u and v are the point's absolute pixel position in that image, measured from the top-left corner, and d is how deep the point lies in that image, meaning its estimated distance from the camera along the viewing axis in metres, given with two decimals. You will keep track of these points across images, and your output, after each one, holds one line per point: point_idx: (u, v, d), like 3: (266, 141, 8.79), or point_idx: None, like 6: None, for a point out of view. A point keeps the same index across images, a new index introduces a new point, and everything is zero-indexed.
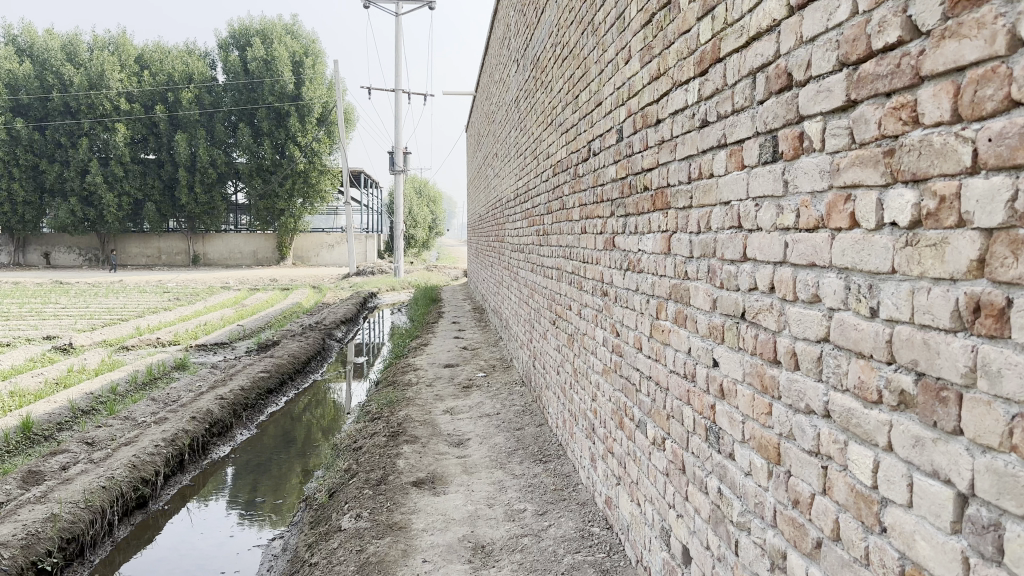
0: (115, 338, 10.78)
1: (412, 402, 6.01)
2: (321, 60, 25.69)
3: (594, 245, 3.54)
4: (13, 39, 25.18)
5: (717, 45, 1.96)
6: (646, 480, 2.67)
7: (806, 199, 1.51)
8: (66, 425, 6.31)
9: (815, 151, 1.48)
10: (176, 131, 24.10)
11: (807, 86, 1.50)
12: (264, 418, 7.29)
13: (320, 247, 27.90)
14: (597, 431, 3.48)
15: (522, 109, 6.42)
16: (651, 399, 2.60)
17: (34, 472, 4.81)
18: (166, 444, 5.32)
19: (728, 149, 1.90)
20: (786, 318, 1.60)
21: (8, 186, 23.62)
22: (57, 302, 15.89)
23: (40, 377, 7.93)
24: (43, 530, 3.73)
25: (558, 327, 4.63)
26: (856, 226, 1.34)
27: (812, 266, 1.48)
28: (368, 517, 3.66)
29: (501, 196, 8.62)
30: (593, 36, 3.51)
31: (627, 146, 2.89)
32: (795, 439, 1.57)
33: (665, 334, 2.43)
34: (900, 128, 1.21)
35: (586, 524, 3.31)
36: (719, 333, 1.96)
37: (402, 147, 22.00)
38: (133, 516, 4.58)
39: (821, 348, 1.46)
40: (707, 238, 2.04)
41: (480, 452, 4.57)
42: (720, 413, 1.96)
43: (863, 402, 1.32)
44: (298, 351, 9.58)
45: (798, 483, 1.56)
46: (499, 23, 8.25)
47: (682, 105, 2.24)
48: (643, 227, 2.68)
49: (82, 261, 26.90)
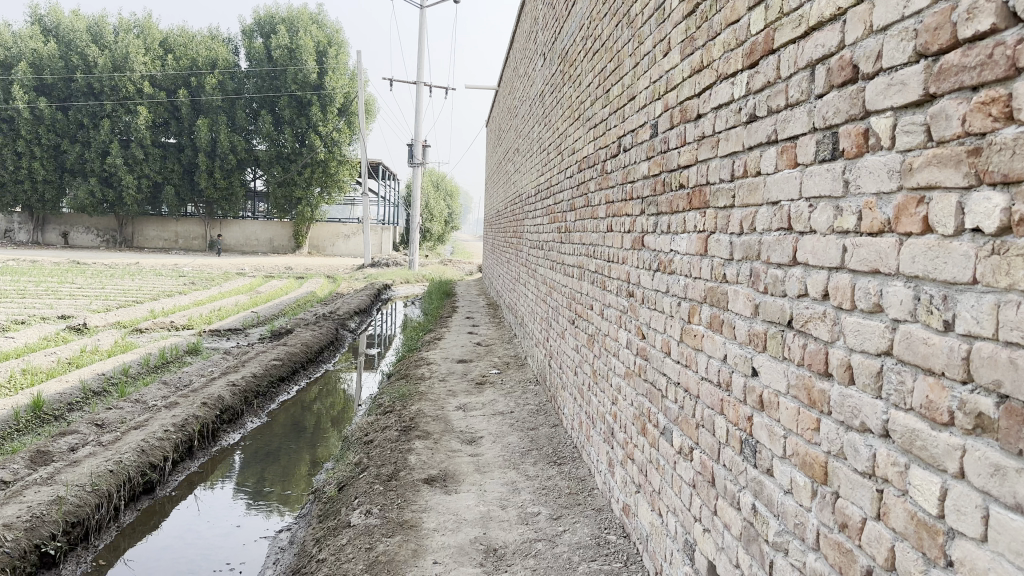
0: (129, 320, 10.76)
1: (425, 397, 5.93)
2: (344, 50, 25.66)
3: (620, 244, 3.43)
4: (39, 18, 25.24)
5: (771, 36, 1.85)
6: (669, 491, 2.57)
7: (870, 200, 1.40)
8: (77, 405, 6.28)
9: (883, 149, 1.37)
10: (198, 116, 24.16)
11: (876, 79, 1.39)
12: (276, 406, 7.24)
13: (336, 237, 27.87)
14: (616, 436, 3.37)
15: (547, 104, 6.32)
16: (680, 406, 2.49)
17: (43, 453, 4.76)
18: (175, 430, 5.26)
19: (780, 145, 1.79)
20: (840, 327, 1.49)
21: (28, 164, 23.75)
22: (74, 281, 15.93)
23: (52, 356, 7.90)
24: (48, 513, 3.66)
25: (577, 326, 4.53)
26: (929, 232, 1.23)
27: (875, 273, 1.37)
28: (378, 513, 3.58)
29: (521, 191, 8.49)
30: (628, 28, 3.41)
31: (662, 142, 2.78)
32: (845, 458, 1.46)
33: (698, 339, 2.32)
34: (988, 125, 1.10)
35: (601, 532, 3.20)
36: (761, 341, 1.85)
37: (422, 140, 21.92)
38: (140, 501, 4.53)
39: (881, 362, 1.35)
40: (750, 240, 1.93)
41: (493, 450, 4.48)
42: (758, 426, 1.86)
43: (930, 423, 1.21)
44: (311, 340, 9.51)
45: (847, 506, 1.45)
46: (527, 16, 8.11)
47: (727, 99, 2.13)
48: (678, 226, 2.57)
49: (100, 242, 27.04)
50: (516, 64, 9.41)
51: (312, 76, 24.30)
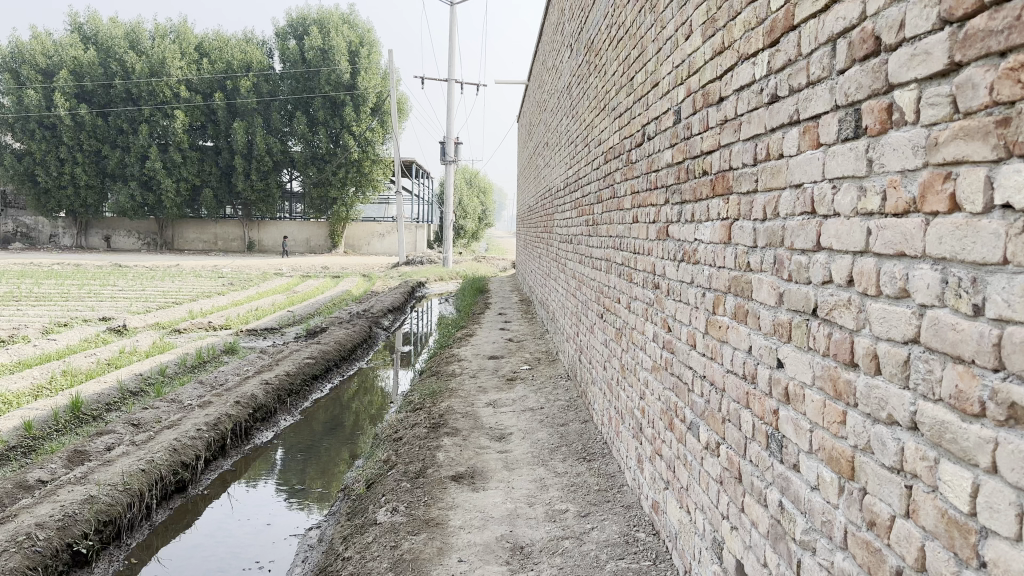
0: (168, 321, 10.93)
1: (455, 393, 5.91)
2: (376, 49, 25.79)
3: (646, 235, 3.36)
4: (79, 27, 25.75)
5: (791, 12, 1.77)
6: (697, 487, 2.49)
7: (894, 179, 1.32)
8: (115, 405, 6.38)
9: (907, 125, 1.29)
10: (234, 119, 24.50)
11: (899, 50, 1.30)
12: (309, 404, 7.28)
13: (371, 236, 28.05)
14: (644, 431, 3.30)
15: (574, 96, 6.26)
16: (706, 400, 2.41)
17: (80, 452, 4.84)
18: (208, 428, 5.32)
19: (802, 125, 1.71)
20: (866, 315, 1.41)
21: (71, 170, 24.31)
22: (116, 284, 16.24)
23: (92, 357, 8.05)
24: (80, 512, 3.71)
25: (605, 320, 4.47)
26: (957, 210, 1.15)
27: (901, 256, 1.30)
28: (404, 511, 3.56)
29: (551, 185, 8.41)
30: (650, 14, 3.33)
31: (685, 128, 2.71)
32: (873, 452, 1.38)
33: (722, 331, 2.24)
34: (1017, 93, 1.02)
35: (630, 529, 3.14)
36: (786, 331, 1.78)
37: (454, 137, 21.93)
38: (172, 500, 4.58)
39: (908, 350, 1.27)
40: (774, 226, 1.85)
41: (522, 447, 4.44)
42: (784, 419, 1.78)
43: (960, 414, 1.13)
44: (345, 338, 9.56)
45: (875, 503, 1.38)
46: (554, 9, 8.02)
47: (748, 80, 2.06)
48: (701, 214, 2.49)
49: (141, 244, 27.57)
50: (544, 57, 9.33)
51: (345, 76, 24.47)
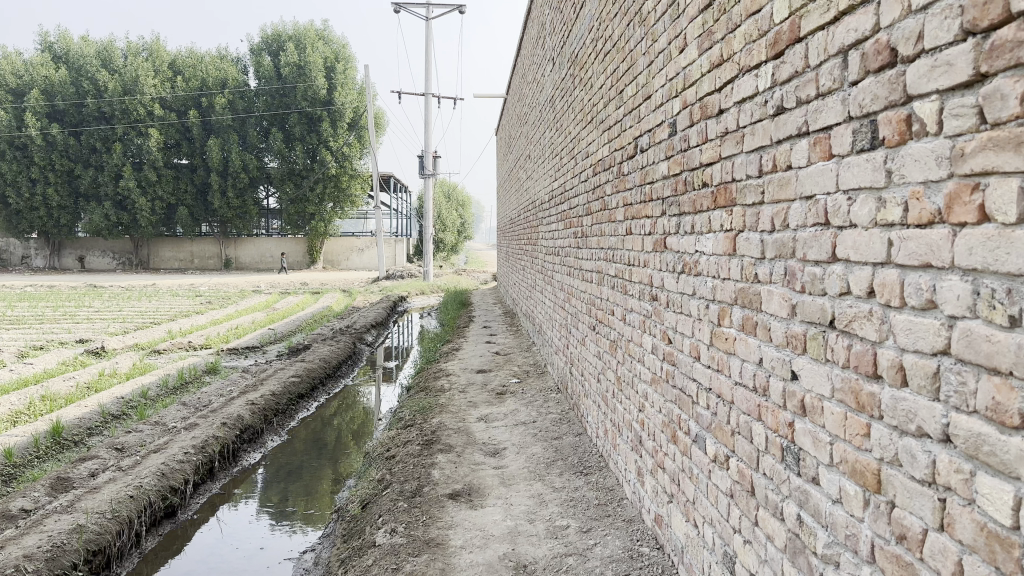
0: (147, 342, 10.77)
1: (446, 409, 5.85)
2: (352, 65, 25.75)
3: (641, 247, 3.35)
4: (49, 46, 25.39)
5: (797, 24, 1.77)
6: (705, 500, 2.47)
7: (916, 190, 1.31)
8: (97, 429, 6.25)
9: (929, 135, 1.29)
10: (209, 137, 24.31)
11: (918, 61, 1.30)
12: (296, 424, 7.19)
13: (349, 251, 27.90)
14: (644, 444, 3.28)
15: (558, 108, 6.27)
16: (712, 412, 2.40)
17: (63, 479, 4.73)
18: (196, 451, 5.22)
19: (812, 137, 1.70)
20: (889, 326, 1.40)
21: (43, 191, 23.97)
22: (91, 305, 15.97)
23: (71, 381, 7.90)
24: (69, 542, 3.62)
25: (598, 332, 4.45)
26: (987, 221, 1.14)
27: (926, 267, 1.29)
28: (402, 532, 3.51)
29: (534, 197, 8.39)
30: (641, 27, 3.34)
31: (681, 141, 2.71)
32: (901, 465, 1.37)
33: (729, 342, 2.23)
34: None
35: (634, 544, 3.11)
36: (800, 343, 1.76)
37: (432, 151, 21.90)
38: (161, 526, 4.49)
39: (938, 362, 1.26)
40: (784, 238, 1.84)
41: (518, 462, 4.40)
42: (800, 432, 1.76)
43: (999, 427, 1.12)
44: (329, 355, 9.46)
45: (904, 516, 1.36)
46: (534, 22, 8.04)
47: (751, 92, 2.05)
48: (702, 226, 2.48)
49: (116, 264, 27.21)
50: (524, 71, 9.35)
51: (321, 92, 24.38)
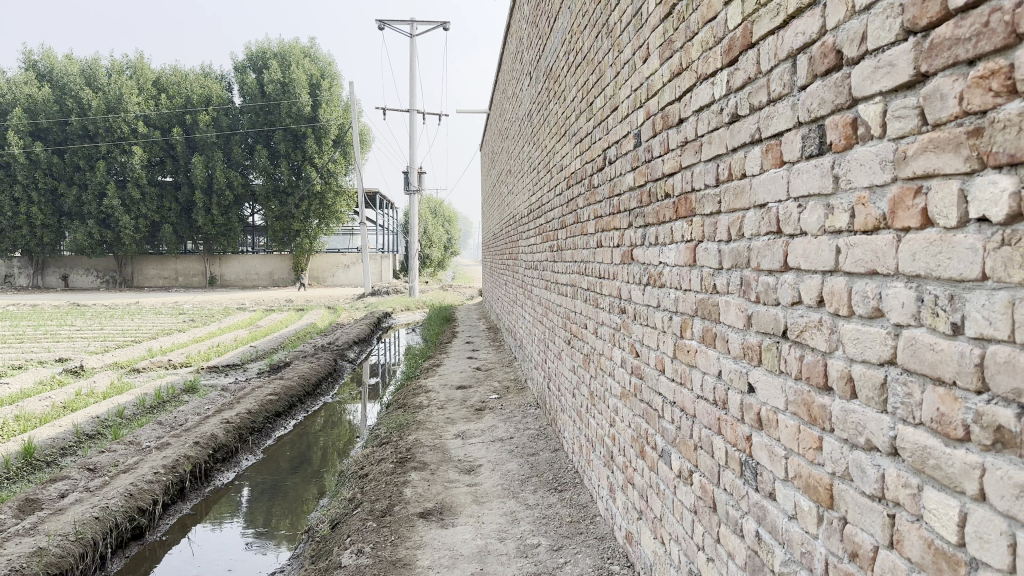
0: (126, 360, 10.63)
1: (422, 426, 5.77)
2: (337, 81, 25.74)
3: (611, 259, 3.31)
4: (33, 64, 25.18)
5: (749, 29, 1.74)
6: (671, 516, 2.42)
7: (862, 196, 1.28)
8: (70, 449, 6.14)
9: (873, 139, 1.25)
10: (194, 154, 24.21)
11: (862, 63, 1.27)
12: (273, 442, 7.07)
13: (335, 268, 27.77)
14: (615, 459, 3.23)
15: (534, 122, 6.25)
16: (676, 426, 2.35)
17: (31, 500, 4.62)
18: (166, 471, 5.12)
19: (765, 144, 1.67)
20: (838, 336, 1.36)
21: (26, 209, 23.79)
22: (73, 324, 15.81)
23: (47, 400, 7.77)
24: (28, 565, 3.52)
25: (573, 346, 4.40)
26: (930, 225, 1.10)
27: (872, 274, 1.25)
28: (370, 552, 3.43)
29: (515, 213, 8.35)
30: (607, 38, 3.31)
31: (646, 151, 2.67)
32: (852, 480, 1.32)
33: (691, 354, 2.18)
34: (989, 101, 0.98)
35: (604, 562, 3.05)
36: (756, 354, 1.72)
37: (417, 166, 21.86)
38: (129, 548, 4.39)
39: (885, 372, 1.22)
40: (739, 247, 1.80)
41: (492, 479, 4.33)
42: (757, 446, 1.72)
43: (944, 439, 1.08)
44: (309, 372, 9.35)
45: (856, 533, 1.31)
46: (513, 36, 8.03)
47: (708, 100, 2.02)
48: (665, 237, 2.44)
49: (100, 283, 26.97)
50: (504, 85, 9.34)
51: (306, 109, 24.37)
